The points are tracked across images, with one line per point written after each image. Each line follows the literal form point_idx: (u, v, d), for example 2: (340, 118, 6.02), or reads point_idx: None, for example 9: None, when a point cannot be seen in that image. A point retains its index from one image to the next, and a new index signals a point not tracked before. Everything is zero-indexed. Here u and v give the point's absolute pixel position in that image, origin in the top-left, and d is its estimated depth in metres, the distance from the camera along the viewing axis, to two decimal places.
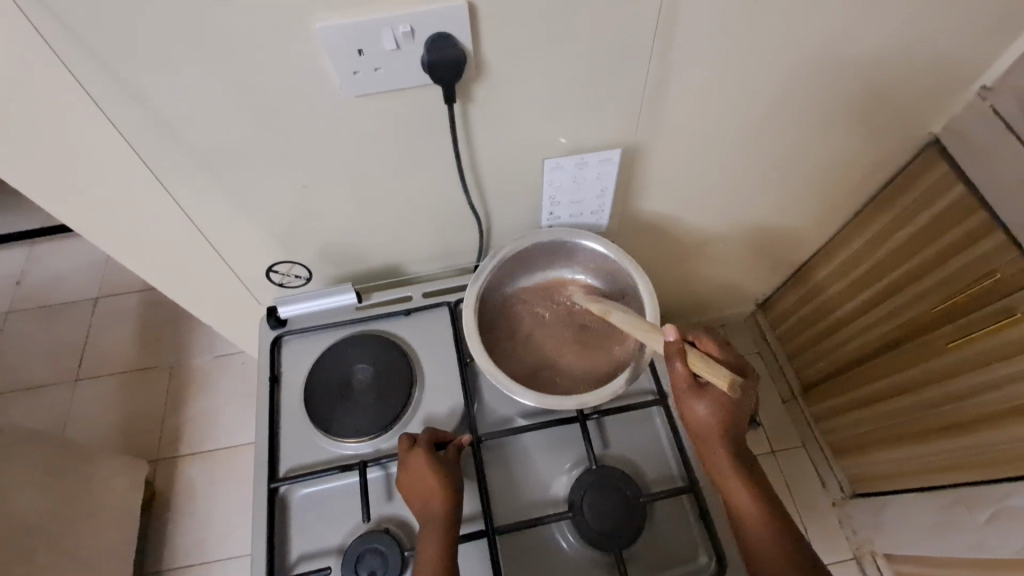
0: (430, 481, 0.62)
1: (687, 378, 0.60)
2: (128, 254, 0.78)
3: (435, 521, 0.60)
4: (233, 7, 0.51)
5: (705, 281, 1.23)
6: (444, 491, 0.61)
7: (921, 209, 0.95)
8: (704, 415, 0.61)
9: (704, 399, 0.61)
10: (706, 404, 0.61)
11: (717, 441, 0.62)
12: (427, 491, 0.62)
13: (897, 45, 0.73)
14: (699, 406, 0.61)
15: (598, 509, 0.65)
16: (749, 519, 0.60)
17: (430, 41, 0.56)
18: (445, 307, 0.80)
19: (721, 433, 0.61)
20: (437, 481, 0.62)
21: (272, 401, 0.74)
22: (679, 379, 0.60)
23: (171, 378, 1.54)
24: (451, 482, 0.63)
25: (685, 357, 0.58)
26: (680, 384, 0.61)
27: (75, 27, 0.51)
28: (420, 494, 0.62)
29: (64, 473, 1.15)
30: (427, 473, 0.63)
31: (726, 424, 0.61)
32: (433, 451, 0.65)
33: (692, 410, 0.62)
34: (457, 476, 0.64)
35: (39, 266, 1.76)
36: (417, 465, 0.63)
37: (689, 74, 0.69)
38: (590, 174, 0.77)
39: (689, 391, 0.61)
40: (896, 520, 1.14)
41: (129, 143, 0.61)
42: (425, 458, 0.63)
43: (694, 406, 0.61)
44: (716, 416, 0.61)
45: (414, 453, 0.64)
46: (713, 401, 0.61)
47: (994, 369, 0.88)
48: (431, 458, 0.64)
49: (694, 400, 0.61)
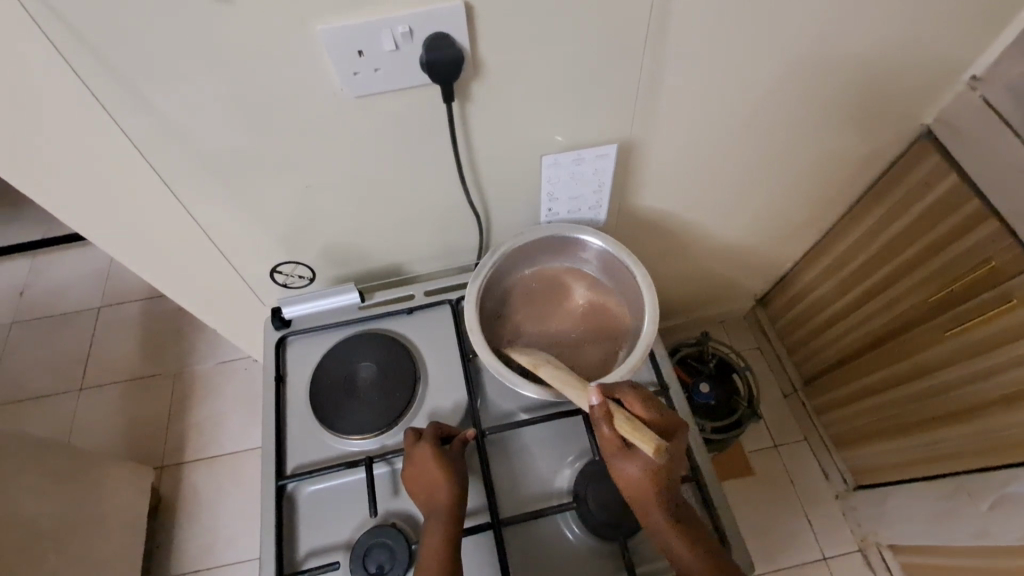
0: (435, 476, 0.63)
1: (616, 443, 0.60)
2: (134, 257, 0.79)
3: (440, 516, 0.61)
4: (237, 11, 0.52)
5: (704, 276, 1.24)
6: (449, 485, 0.62)
7: (915, 200, 0.96)
8: (636, 478, 0.59)
9: (634, 462, 0.59)
10: (637, 467, 0.59)
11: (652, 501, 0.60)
12: (432, 485, 0.63)
13: (887, 37, 0.74)
14: (629, 469, 0.59)
15: (602, 499, 0.66)
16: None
17: (428, 41, 0.57)
18: (447, 305, 0.80)
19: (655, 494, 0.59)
20: (441, 476, 0.63)
21: (278, 400, 0.75)
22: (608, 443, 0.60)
23: (175, 385, 1.55)
24: (455, 476, 0.63)
25: (608, 420, 0.60)
26: (609, 447, 0.60)
27: (83, 33, 0.52)
28: (424, 488, 0.63)
29: (72, 479, 1.16)
30: (433, 467, 0.63)
31: (659, 484, 0.59)
32: (438, 445, 0.65)
33: (623, 471, 0.60)
34: (462, 471, 0.64)
35: (42, 277, 1.77)
36: (421, 461, 0.64)
37: (682, 70, 0.70)
38: (588, 170, 0.78)
39: (618, 454, 0.60)
40: (900, 510, 1.14)
41: (135, 147, 0.62)
42: (430, 454, 0.64)
43: (626, 469, 0.60)
44: (646, 478, 0.59)
45: (418, 448, 0.65)
46: (642, 465, 0.59)
47: (991, 356, 0.89)
48: (436, 453, 0.64)
49: (625, 465, 0.60)
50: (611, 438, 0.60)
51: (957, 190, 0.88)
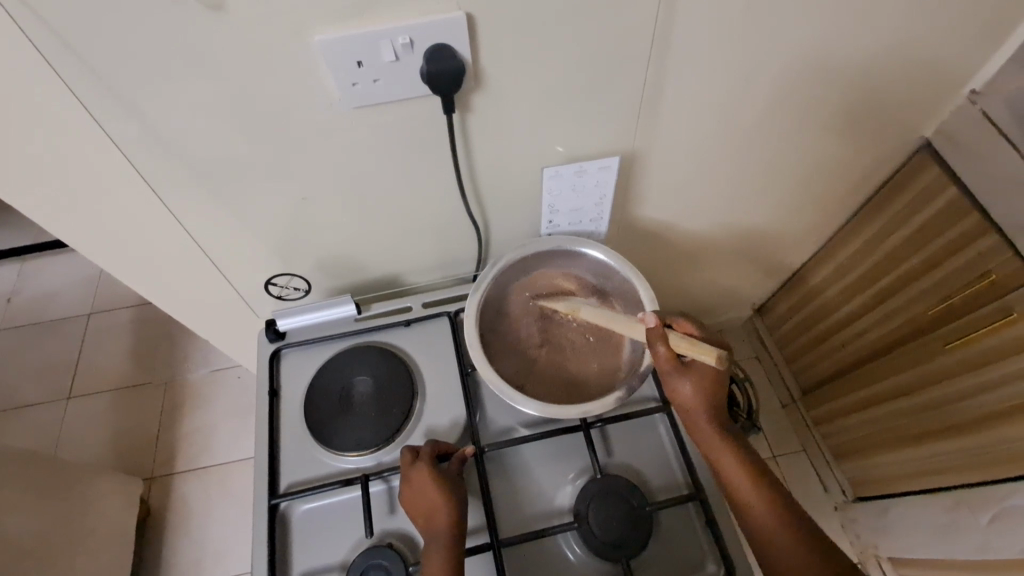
0: (433, 496, 0.61)
1: (671, 358, 0.63)
2: (123, 269, 0.77)
3: (439, 537, 0.59)
4: (233, 19, 0.51)
5: (702, 288, 1.23)
6: (446, 506, 0.61)
7: (915, 212, 0.96)
8: (690, 392, 0.63)
9: (690, 378, 0.63)
10: (692, 383, 0.63)
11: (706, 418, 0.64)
12: (430, 506, 0.61)
13: (888, 50, 0.74)
14: (684, 385, 0.63)
15: (604, 519, 0.64)
16: (749, 504, 0.60)
17: (429, 52, 0.56)
18: (445, 317, 0.79)
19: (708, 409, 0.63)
20: (440, 495, 0.61)
21: (271, 416, 0.73)
22: (663, 360, 0.63)
23: (166, 394, 1.53)
24: (454, 496, 0.62)
25: (666, 339, 0.62)
26: (665, 366, 0.63)
27: (74, 42, 0.50)
28: (423, 509, 0.61)
29: (58, 492, 1.13)
30: (430, 487, 0.62)
31: (712, 401, 0.63)
32: (436, 464, 0.64)
33: (676, 388, 0.64)
34: (461, 489, 0.63)
35: (30, 284, 1.74)
36: (419, 480, 0.62)
37: (685, 82, 0.69)
38: (590, 182, 0.77)
39: (674, 368, 0.63)
40: (900, 523, 1.14)
41: (126, 157, 0.61)
42: (427, 472, 0.63)
43: (681, 385, 0.63)
44: (702, 393, 0.63)
45: (415, 467, 0.63)
46: (699, 381, 0.63)
47: (992, 370, 0.88)
48: (433, 471, 0.63)
49: (680, 378, 0.63)
50: (667, 356, 0.62)
51: (957, 204, 0.88)
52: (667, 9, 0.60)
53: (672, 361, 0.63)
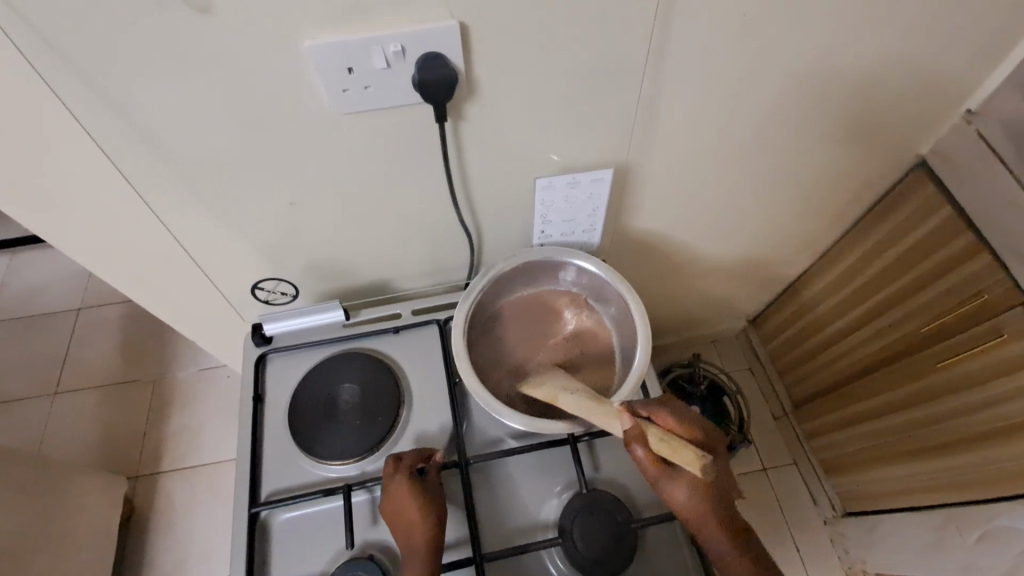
0: (409, 511, 0.61)
1: (655, 463, 0.59)
2: (109, 271, 0.76)
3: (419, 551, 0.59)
4: (221, 22, 0.50)
5: (695, 299, 1.22)
6: (423, 521, 0.60)
7: (910, 229, 0.95)
8: (687, 493, 0.59)
9: (680, 481, 0.59)
10: (685, 487, 0.59)
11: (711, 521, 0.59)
12: (408, 520, 0.60)
13: (886, 67, 0.74)
14: (678, 492, 0.59)
15: (588, 535, 0.63)
16: None
17: (422, 60, 0.55)
18: (434, 325, 0.78)
19: (710, 513, 0.59)
20: (420, 509, 0.61)
21: (255, 422, 0.72)
22: (648, 465, 0.59)
23: (154, 392, 1.51)
24: (431, 511, 0.61)
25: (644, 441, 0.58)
26: (651, 473, 0.59)
27: (55, 40, 0.49)
28: (402, 525, 0.61)
29: (41, 490, 1.12)
30: (407, 501, 0.61)
31: (710, 500, 0.59)
32: (414, 476, 0.63)
33: (670, 496, 0.60)
34: (439, 504, 0.62)
35: (18, 278, 1.72)
36: (397, 494, 0.62)
37: (681, 94, 0.69)
38: (582, 193, 0.77)
39: (661, 475, 0.59)
40: (889, 538, 1.14)
41: (110, 158, 0.60)
42: (406, 486, 0.62)
43: (675, 488, 0.59)
44: (696, 498, 0.59)
45: (396, 480, 0.63)
46: (691, 483, 0.59)
47: (984, 390, 0.87)
48: (412, 484, 0.62)
49: (673, 485, 0.59)
50: (651, 462, 0.59)
51: (949, 224, 0.88)
52: (663, 21, 0.59)
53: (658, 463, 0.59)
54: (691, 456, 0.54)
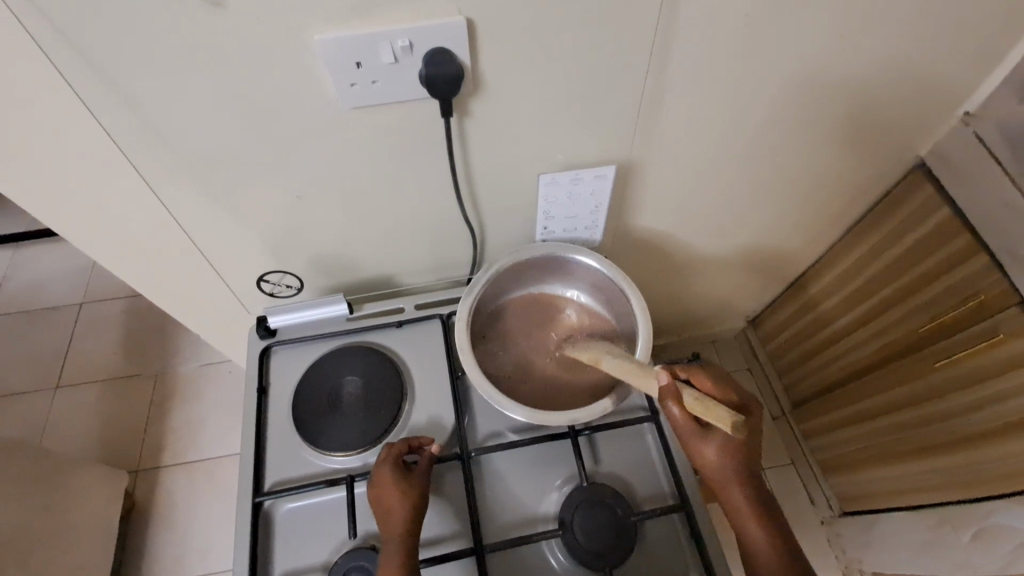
0: (391, 500, 0.61)
1: (687, 422, 0.60)
2: (116, 262, 0.76)
3: (394, 538, 0.59)
4: (232, 17, 0.51)
5: (695, 298, 1.23)
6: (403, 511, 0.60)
7: (908, 230, 0.96)
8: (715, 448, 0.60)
9: (710, 440, 0.60)
10: (714, 446, 0.60)
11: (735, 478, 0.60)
12: (388, 510, 0.61)
13: (886, 68, 0.75)
14: (707, 450, 0.60)
15: (588, 527, 0.64)
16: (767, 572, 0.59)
17: (429, 56, 0.56)
18: (436, 319, 0.79)
19: (735, 468, 0.60)
20: (401, 497, 0.61)
21: (259, 414, 0.73)
22: (679, 423, 0.60)
23: (156, 387, 1.52)
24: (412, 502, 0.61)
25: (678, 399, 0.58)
26: (682, 425, 0.60)
27: (69, 33, 0.50)
28: (381, 511, 0.61)
29: (43, 482, 1.12)
30: (389, 491, 0.62)
31: (736, 457, 0.60)
32: (400, 466, 0.64)
33: (698, 452, 0.61)
34: (421, 495, 0.62)
35: (22, 272, 1.72)
36: (381, 481, 0.62)
37: (683, 93, 0.70)
38: (584, 190, 0.78)
39: (693, 432, 0.61)
40: (885, 537, 1.15)
41: (119, 150, 0.60)
42: (389, 474, 0.62)
43: (706, 442, 0.60)
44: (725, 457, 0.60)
45: (381, 468, 0.63)
46: (723, 442, 0.60)
47: (980, 390, 0.88)
48: (396, 473, 0.63)
49: (703, 443, 0.60)
50: (686, 416, 0.59)
51: (948, 224, 0.89)
52: (666, 21, 0.60)
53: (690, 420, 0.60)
54: (723, 416, 0.52)
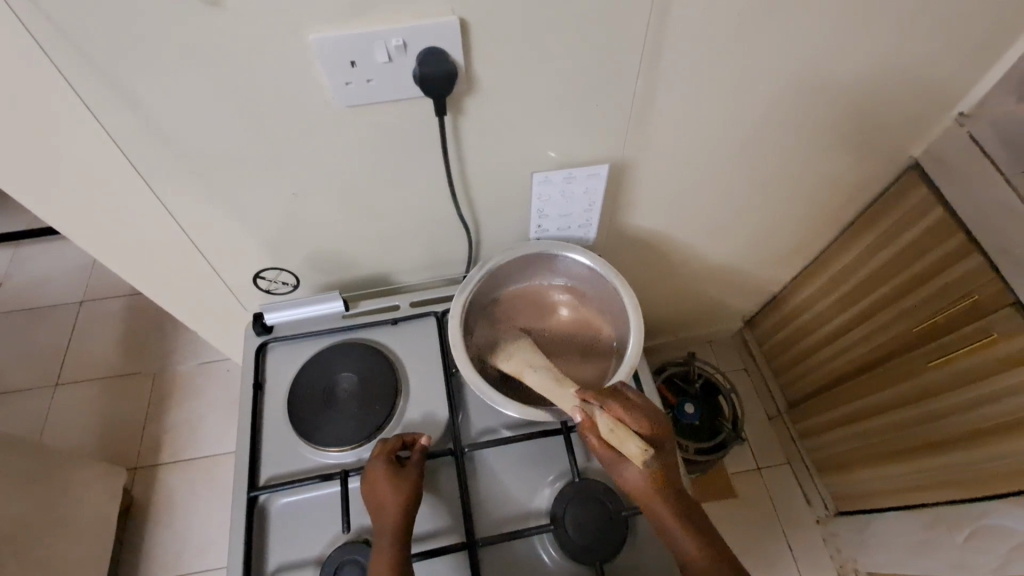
0: (383, 491, 0.62)
1: (605, 448, 0.60)
2: (115, 259, 0.77)
3: (387, 528, 0.60)
4: (228, 16, 0.52)
5: (691, 298, 1.24)
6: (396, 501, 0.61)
7: (903, 230, 0.97)
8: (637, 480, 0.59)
9: (628, 467, 0.59)
10: (634, 472, 0.59)
11: (660, 503, 0.58)
12: (380, 501, 0.62)
13: (878, 69, 0.75)
14: (627, 476, 0.59)
15: (580, 522, 0.65)
16: None
17: (423, 55, 0.57)
18: (432, 317, 0.80)
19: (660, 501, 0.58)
20: (393, 488, 0.62)
21: (255, 409, 0.73)
22: (599, 450, 0.61)
23: (155, 384, 1.52)
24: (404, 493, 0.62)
25: (593, 429, 0.60)
26: (603, 454, 0.61)
27: (67, 30, 0.51)
28: (374, 506, 0.62)
29: (42, 479, 1.13)
30: (381, 482, 0.63)
31: (661, 489, 0.58)
32: (392, 459, 0.65)
33: (623, 480, 0.60)
34: (414, 485, 0.63)
35: (22, 270, 1.73)
36: (373, 474, 0.63)
37: (676, 93, 0.70)
38: (579, 188, 0.79)
39: (614, 458, 0.60)
40: (879, 537, 1.15)
41: (118, 148, 0.61)
42: (381, 467, 0.63)
43: (625, 473, 0.59)
44: (644, 482, 0.58)
45: (375, 460, 0.65)
46: (640, 468, 0.58)
47: (972, 390, 0.89)
48: (388, 466, 0.64)
49: (622, 470, 0.59)
50: (601, 446, 0.60)
51: (942, 225, 0.89)
52: (658, 21, 0.61)
53: (607, 447, 0.60)
54: (634, 448, 0.56)
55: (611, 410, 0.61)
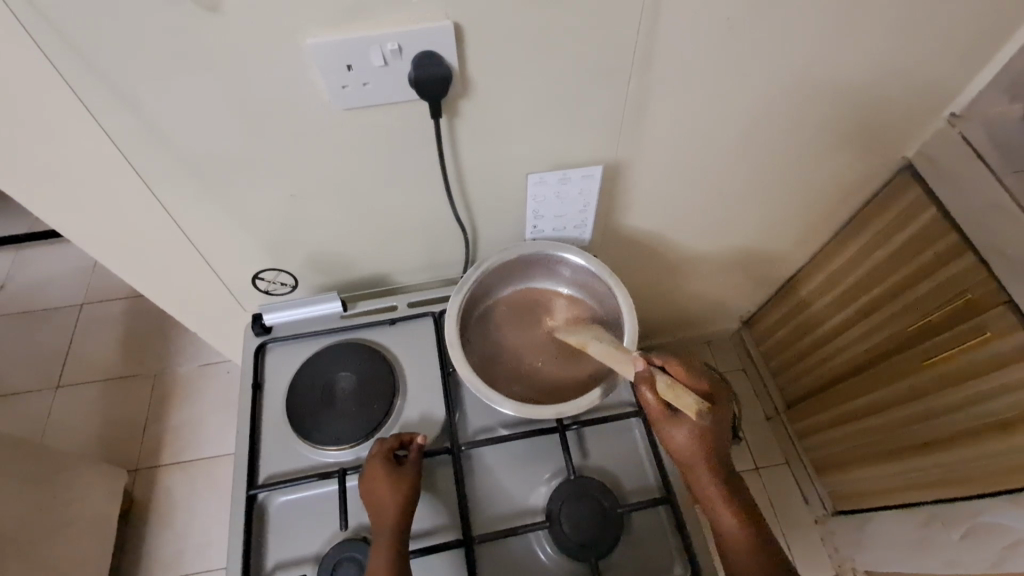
0: (382, 489, 0.63)
1: (659, 407, 0.62)
2: (116, 261, 0.78)
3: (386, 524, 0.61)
4: (226, 21, 0.53)
5: (688, 298, 1.25)
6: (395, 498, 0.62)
7: (897, 230, 0.97)
8: (685, 440, 0.61)
9: (680, 425, 0.61)
10: (684, 431, 0.61)
11: (704, 462, 0.61)
12: (379, 498, 0.63)
13: (869, 71, 0.76)
14: (676, 434, 0.62)
15: (576, 519, 0.65)
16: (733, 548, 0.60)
17: (418, 59, 0.58)
18: (429, 317, 0.81)
19: (705, 458, 0.61)
20: (391, 485, 0.63)
21: (254, 408, 0.74)
22: (652, 408, 0.62)
23: (156, 386, 1.53)
24: (402, 490, 0.63)
25: (652, 386, 0.61)
26: (654, 412, 0.62)
27: (68, 35, 0.52)
28: (373, 502, 0.63)
29: (44, 479, 1.14)
30: (380, 480, 0.63)
31: (707, 448, 0.61)
32: (390, 457, 0.65)
33: (670, 437, 0.62)
34: (412, 482, 0.64)
35: (23, 273, 1.74)
36: (372, 472, 0.64)
37: (669, 95, 0.71)
38: (573, 189, 0.79)
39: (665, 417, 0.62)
40: (876, 536, 1.16)
41: (119, 151, 0.62)
42: (379, 465, 0.64)
43: (674, 431, 0.62)
44: (693, 441, 0.61)
45: (373, 459, 0.65)
46: (691, 427, 0.61)
47: (965, 388, 0.89)
48: (387, 464, 0.64)
49: (673, 428, 0.62)
50: (657, 404, 0.61)
51: (935, 224, 0.90)
52: (650, 25, 0.62)
53: (662, 405, 0.62)
54: (689, 403, 0.57)
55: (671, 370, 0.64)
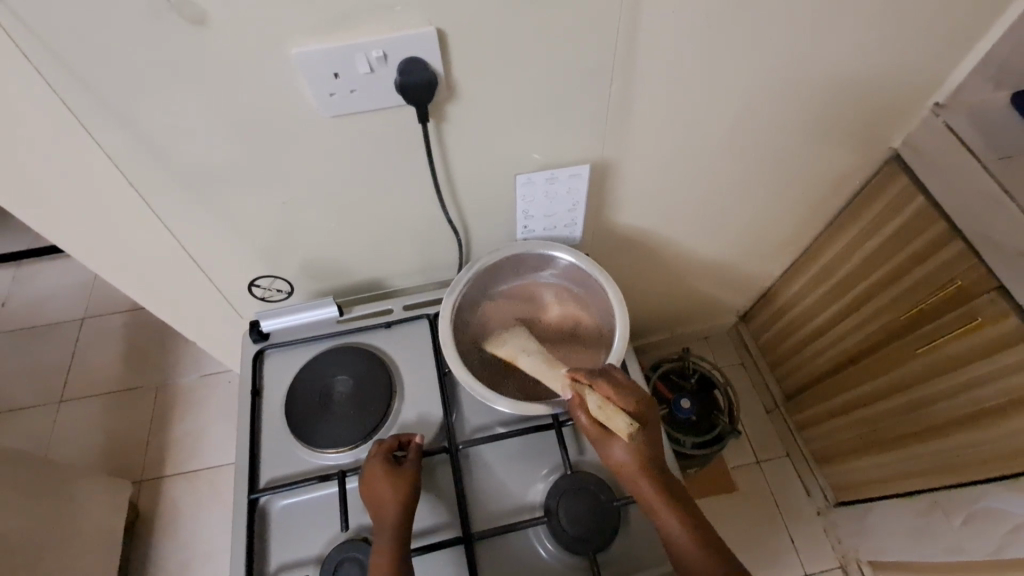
0: (383, 487, 0.64)
1: (595, 426, 0.63)
2: (114, 272, 0.79)
3: (388, 521, 0.62)
4: (214, 34, 0.54)
5: (683, 294, 1.26)
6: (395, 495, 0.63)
7: (887, 220, 0.98)
8: (624, 457, 0.61)
9: (617, 442, 0.61)
10: (621, 447, 0.61)
11: (645, 477, 0.60)
12: (380, 496, 0.64)
13: (850, 63, 0.77)
14: (615, 451, 0.61)
15: (573, 514, 0.66)
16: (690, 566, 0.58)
17: (403, 65, 0.59)
18: (424, 319, 0.82)
19: (646, 474, 0.60)
20: (392, 483, 0.64)
21: (253, 414, 0.75)
22: (588, 429, 0.63)
23: (158, 397, 1.54)
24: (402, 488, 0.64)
25: (585, 409, 0.63)
26: (591, 434, 0.63)
27: (60, 52, 0.53)
28: (373, 500, 0.64)
29: (49, 493, 1.14)
30: (379, 479, 0.64)
31: (648, 465, 0.61)
32: (389, 456, 0.67)
33: (610, 456, 0.62)
34: (411, 480, 0.65)
35: (25, 289, 1.75)
36: (372, 472, 0.65)
37: (653, 93, 0.73)
38: (562, 188, 0.80)
39: (603, 437, 0.62)
40: (879, 525, 1.16)
41: (113, 164, 0.63)
42: (379, 464, 0.65)
43: (613, 452, 0.61)
44: (630, 456, 0.61)
45: (373, 459, 0.66)
46: (626, 443, 0.61)
47: (958, 375, 0.90)
48: (386, 463, 0.66)
49: (610, 447, 0.62)
50: (591, 425, 0.63)
51: (925, 213, 0.90)
52: (631, 24, 0.63)
53: (597, 424, 0.63)
54: (621, 425, 0.61)
55: (601, 389, 0.64)
